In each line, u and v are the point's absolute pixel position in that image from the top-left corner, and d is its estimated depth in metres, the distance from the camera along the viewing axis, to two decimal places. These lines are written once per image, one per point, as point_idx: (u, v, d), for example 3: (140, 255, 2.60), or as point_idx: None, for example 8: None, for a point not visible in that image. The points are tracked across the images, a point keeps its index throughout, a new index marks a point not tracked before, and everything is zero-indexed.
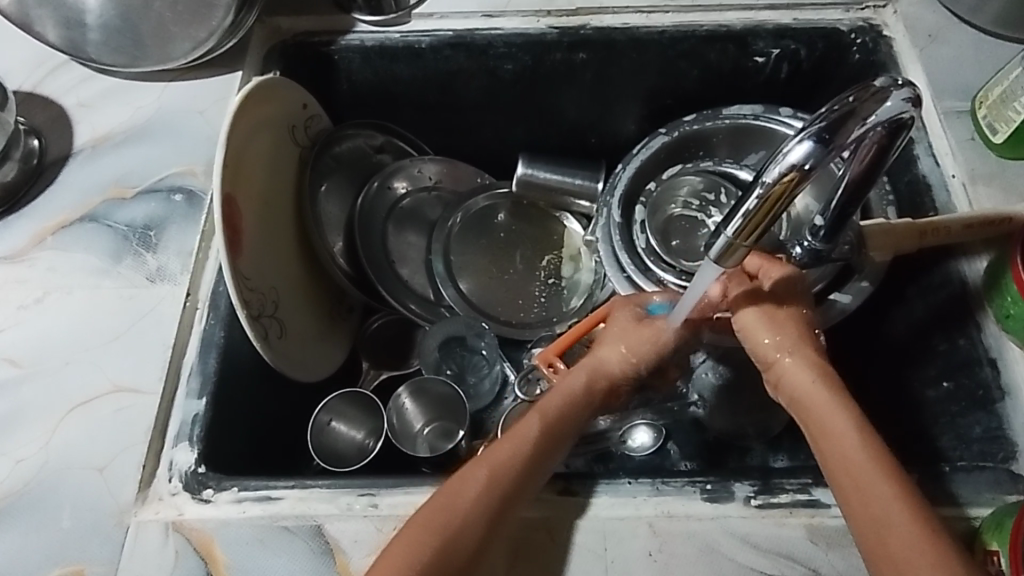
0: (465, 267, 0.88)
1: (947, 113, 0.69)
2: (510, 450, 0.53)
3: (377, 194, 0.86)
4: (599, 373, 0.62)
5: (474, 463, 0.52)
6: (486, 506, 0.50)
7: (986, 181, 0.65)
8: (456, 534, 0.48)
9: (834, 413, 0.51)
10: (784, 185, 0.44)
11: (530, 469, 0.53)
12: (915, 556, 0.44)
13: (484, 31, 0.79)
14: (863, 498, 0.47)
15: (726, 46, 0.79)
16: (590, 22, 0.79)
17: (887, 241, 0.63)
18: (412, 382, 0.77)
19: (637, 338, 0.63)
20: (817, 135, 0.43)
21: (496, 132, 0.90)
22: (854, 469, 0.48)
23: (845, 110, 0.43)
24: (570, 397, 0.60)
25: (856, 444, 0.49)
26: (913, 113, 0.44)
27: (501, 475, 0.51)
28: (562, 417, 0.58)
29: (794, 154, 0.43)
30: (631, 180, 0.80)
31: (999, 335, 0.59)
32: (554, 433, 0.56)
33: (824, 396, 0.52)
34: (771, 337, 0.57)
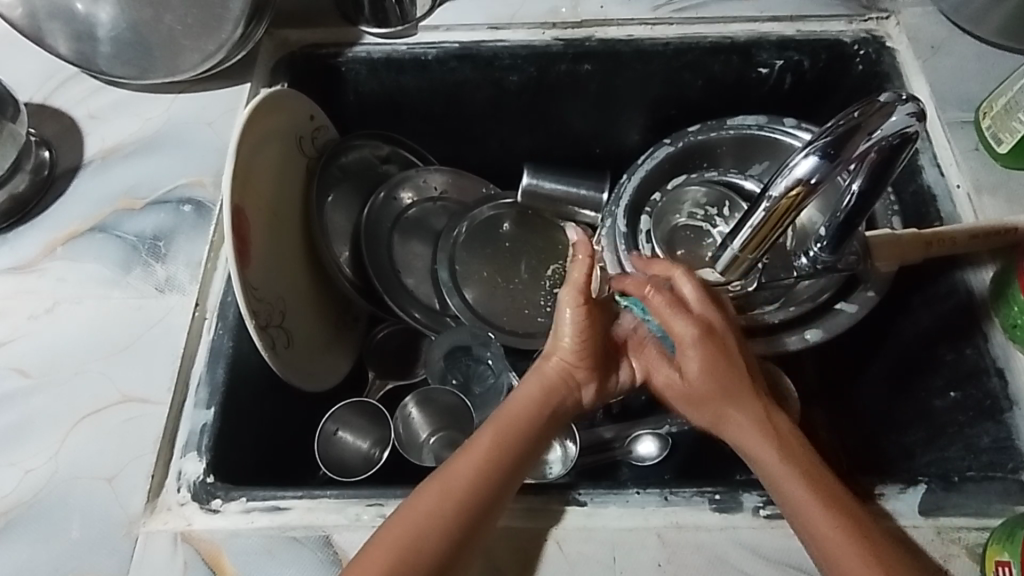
0: (470, 276, 0.89)
1: (951, 123, 0.70)
2: (467, 462, 0.51)
3: (384, 205, 0.87)
4: (551, 369, 0.57)
5: (428, 483, 0.51)
6: (442, 523, 0.49)
7: (991, 192, 0.65)
8: (411, 551, 0.47)
9: (753, 431, 0.54)
10: (789, 199, 0.47)
11: (491, 479, 0.51)
12: (841, 549, 0.48)
13: (490, 43, 0.80)
14: (796, 512, 0.50)
15: (730, 57, 0.79)
16: (595, 34, 0.80)
17: (893, 251, 0.63)
18: (419, 391, 0.77)
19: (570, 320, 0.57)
20: (823, 150, 0.45)
21: (502, 143, 0.91)
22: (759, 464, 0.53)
23: (850, 125, 0.44)
24: (528, 401, 0.56)
25: (777, 460, 0.52)
26: (918, 128, 0.44)
27: (458, 491, 0.50)
28: (519, 424, 0.54)
29: (799, 169, 0.46)
30: (636, 190, 0.80)
31: (1005, 345, 0.59)
32: (514, 447, 0.53)
33: (732, 408, 0.56)
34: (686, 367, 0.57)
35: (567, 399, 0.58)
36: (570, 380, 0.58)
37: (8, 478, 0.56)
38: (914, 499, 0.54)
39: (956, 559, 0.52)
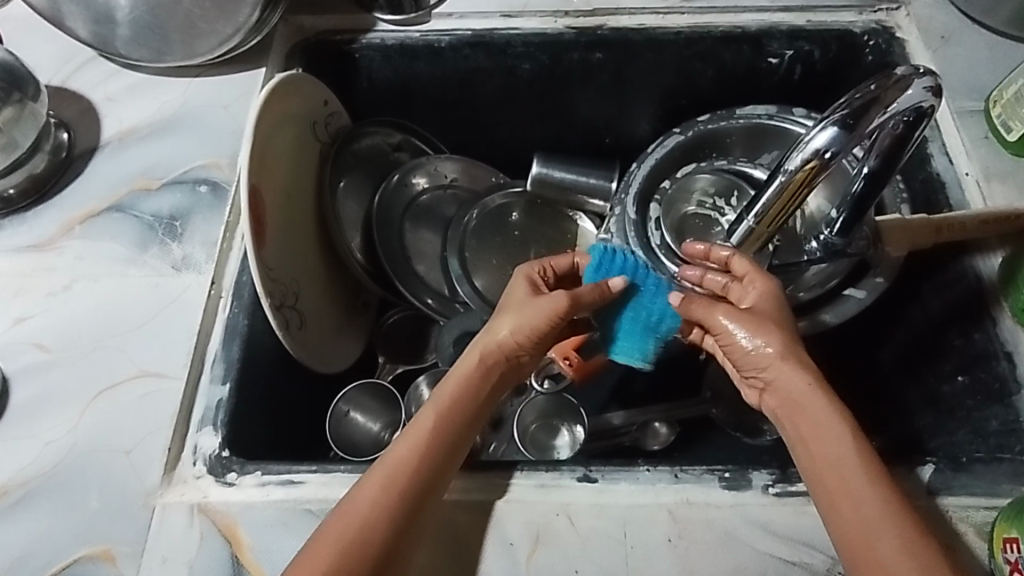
0: (480, 265, 0.90)
1: (961, 112, 0.70)
2: (404, 449, 0.52)
3: (395, 190, 0.88)
4: (496, 350, 0.59)
5: (370, 472, 0.52)
6: (383, 513, 0.50)
7: (1000, 179, 0.66)
8: (355, 544, 0.48)
9: (831, 417, 0.51)
10: (807, 170, 0.50)
11: (428, 461, 0.53)
12: (889, 545, 0.46)
13: (503, 31, 0.80)
14: (859, 520, 0.47)
15: (740, 47, 0.80)
16: (607, 22, 0.80)
17: (903, 236, 0.64)
18: (434, 373, 0.78)
19: (534, 316, 0.59)
20: (841, 123, 0.47)
21: (512, 132, 0.92)
22: (840, 467, 0.49)
23: (867, 98, 0.47)
24: (463, 375, 0.58)
25: (850, 449, 0.50)
26: (933, 102, 0.46)
27: (398, 476, 0.51)
28: (457, 403, 0.56)
29: (816, 141, 0.49)
30: (645, 179, 0.82)
31: (1014, 329, 0.60)
32: (452, 425, 0.55)
33: (818, 404, 0.51)
34: (765, 341, 0.53)
35: (504, 369, 0.60)
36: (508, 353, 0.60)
37: (28, 450, 0.57)
38: (923, 479, 0.54)
39: (965, 538, 0.52)
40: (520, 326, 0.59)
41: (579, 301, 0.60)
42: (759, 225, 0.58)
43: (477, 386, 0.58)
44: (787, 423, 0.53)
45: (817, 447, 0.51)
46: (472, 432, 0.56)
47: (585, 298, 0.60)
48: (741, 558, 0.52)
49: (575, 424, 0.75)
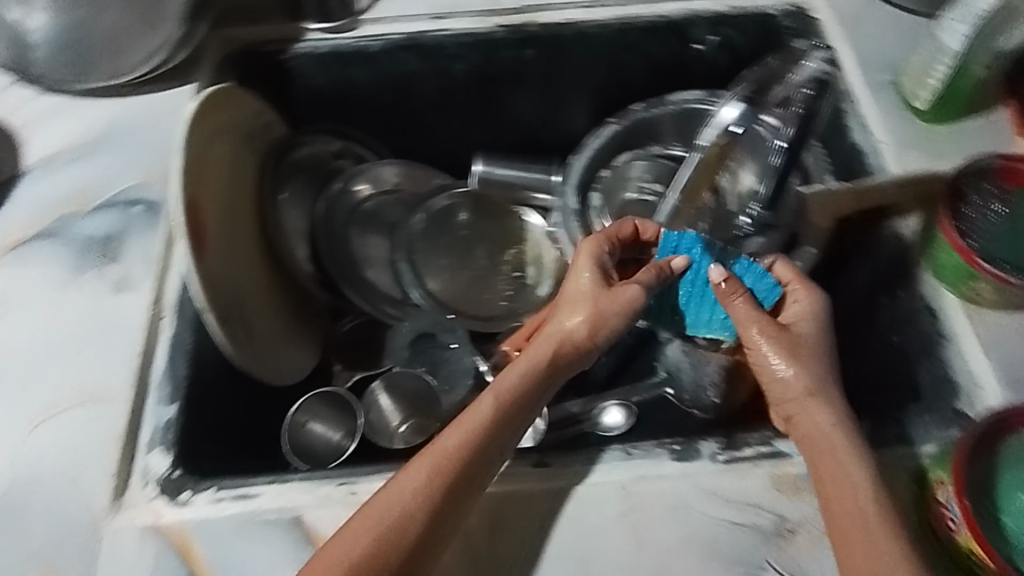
0: (432, 269, 0.93)
1: (876, 85, 0.73)
2: (451, 438, 0.53)
3: (338, 196, 0.88)
4: (563, 339, 0.59)
5: (417, 457, 0.53)
6: (425, 503, 0.50)
7: (916, 146, 0.69)
8: (395, 530, 0.49)
9: (853, 464, 0.52)
10: (723, 137, 0.72)
11: (476, 455, 0.53)
12: None
13: (433, 33, 0.81)
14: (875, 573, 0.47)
15: (666, 36, 0.82)
16: (536, 19, 0.82)
17: (827, 208, 0.70)
18: (385, 376, 0.84)
19: (608, 306, 0.60)
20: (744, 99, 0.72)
21: (452, 133, 0.93)
22: (854, 518, 0.49)
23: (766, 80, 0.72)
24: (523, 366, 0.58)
25: (868, 496, 0.50)
26: (823, 76, 0.68)
27: (444, 467, 0.52)
28: (518, 396, 0.56)
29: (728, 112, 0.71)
30: (585, 169, 0.84)
31: (934, 286, 0.64)
32: (506, 420, 0.55)
33: (845, 454, 0.52)
34: (797, 372, 0.56)
35: (565, 362, 0.59)
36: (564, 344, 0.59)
37: None
38: None
39: (900, 485, 0.55)
40: (592, 314, 0.60)
41: (647, 286, 0.62)
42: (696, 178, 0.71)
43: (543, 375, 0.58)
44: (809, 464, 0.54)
45: (838, 493, 0.51)
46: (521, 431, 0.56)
47: (646, 278, 0.62)
48: (693, 525, 0.54)
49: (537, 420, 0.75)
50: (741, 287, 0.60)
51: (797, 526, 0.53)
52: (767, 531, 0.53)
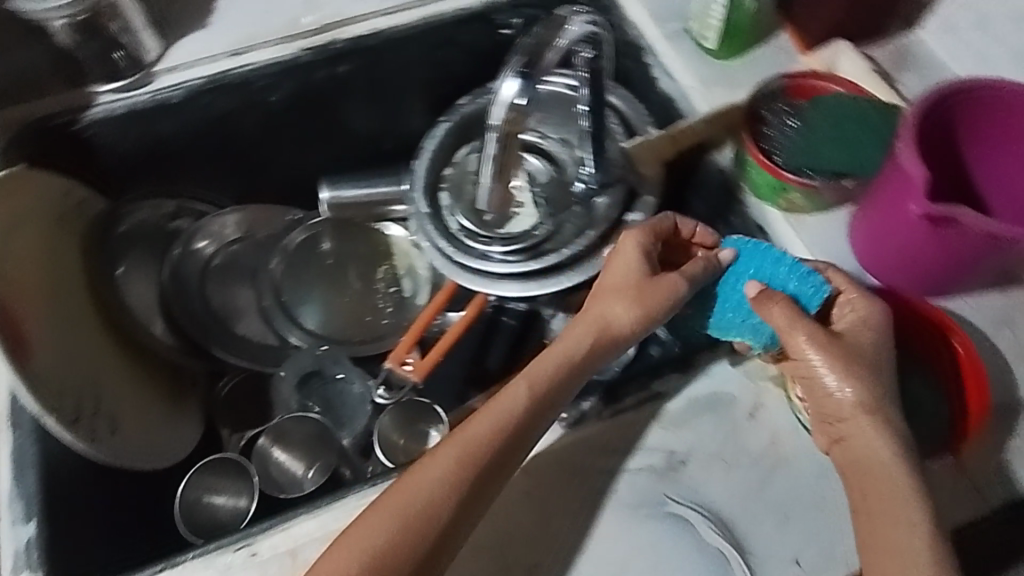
0: (308, 302, 0.92)
1: (670, 35, 0.77)
2: (481, 423, 0.55)
3: (182, 259, 0.86)
4: (604, 325, 0.61)
5: (446, 442, 0.55)
6: (454, 490, 0.53)
7: (717, 83, 0.74)
8: (418, 519, 0.51)
9: (881, 462, 0.53)
10: (509, 122, 0.64)
11: (502, 444, 0.55)
12: None
13: (237, 69, 0.77)
14: None
15: (473, 26, 0.82)
16: (340, 35, 0.80)
17: (649, 154, 0.72)
18: (270, 431, 0.79)
19: (653, 297, 0.61)
20: (521, 73, 0.59)
21: (292, 164, 0.90)
22: (899, 553, 0.50)
23: (532, 45, 0.59)
24: (563, 350, 0.59)
25: (918, 534, 0.51)
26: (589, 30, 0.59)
27: (473, 454, 0.54)
28: (553, 382, 0.58)
29: (507, 90, 0.60)
30: (429, 171, 0.83)
31: (758, 204, 0.69)
32: (536, 409, 0.57)
33: (897, 485, 0.53)
34: (853, 390, 0.55)
35: (600, 350, 0.61)
36: (603, 331, 0.61)
37: None
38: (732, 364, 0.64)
39: (768, 393, 0.62)
40: (632, 302, 0.61)
41: (690, 280, 0.62)
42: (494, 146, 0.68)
43: (574, 363, 0.59)
44: (852, 492, 0.54)
45: (881, 524, 0.52)
46: (545, 423, 0.58)
47: (689, 268, 0.62)
48: (595, 483, 0.59)
49: (441, 423, 0.77)
50: (774, 299, 0.58)
51: (685, 457, 0.60)
52: (661, 468, 0.59)
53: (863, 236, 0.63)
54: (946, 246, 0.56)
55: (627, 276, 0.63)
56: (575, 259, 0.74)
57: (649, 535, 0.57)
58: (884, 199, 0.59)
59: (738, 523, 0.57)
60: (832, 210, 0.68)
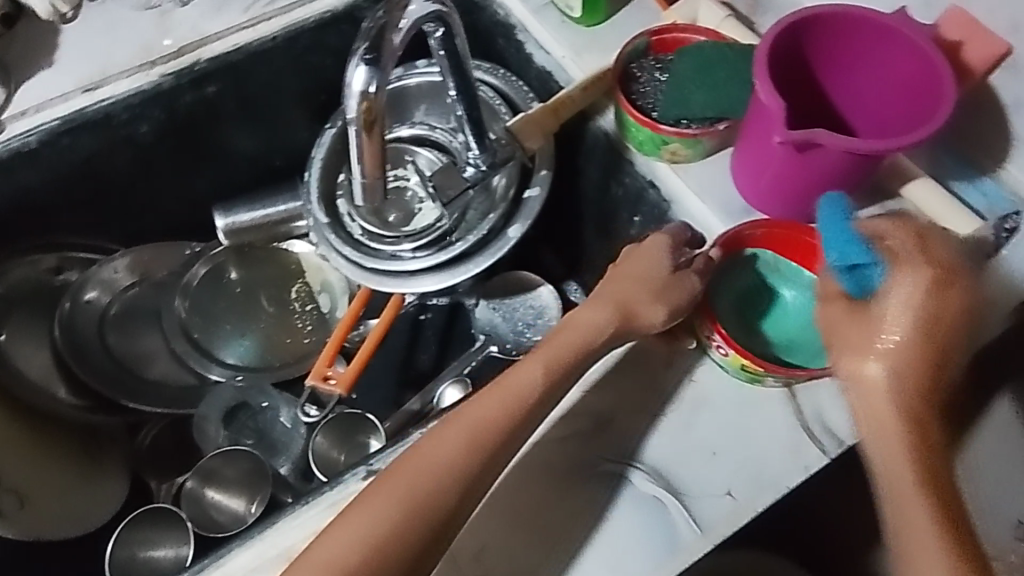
0: (225, 337, 0.89)
1: (535, 9, 0.77)
2: (490, 408, 0.56)
3: (75, 313, 0.85)
4: (625, 318, 0.60)
5: (453, 424, 0.56)
6: (456, 475, 0.54)
7: (587, 50, 0.75)
8: (419, 506, 0.52)
9: (892, 443, 0.54)
10: (365, 110, 0.60)
11: (508, 430, 0.55)
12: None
13: (94, 105, 0.73)
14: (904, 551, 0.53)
15: (340, 27, 0.80)
16: (200, 55, 0.76)
17: (533, 128, 0.72)
18: (198, 472, 0.75)
19: (676, 296, 0.61)
20: (365, 59, 0.57)
21: (178, 197, 0.86)
22: (898, 503, 0.53)
23: (378, 26, 0.56)
24: (583, 333, 0.59)
25: (915, 492, 0.53)
26: (433, 8, 0.58)
27: (480, 440, 0.55)
28: (566, 365, 0.58)
29: (357, 80, 0.58)
30: (322, 179, 0.79)
31: (646, 159, 0.71)
32: (550, 395, 0.57)
33: (900, 441, 0.54)
34: (875, 366, 0.54)
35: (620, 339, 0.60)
36: (625, 324, 0.60)
37: None
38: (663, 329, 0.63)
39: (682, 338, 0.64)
40: (656, 296, 0.60)
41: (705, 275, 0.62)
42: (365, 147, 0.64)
43: (588, 351, 0.59)
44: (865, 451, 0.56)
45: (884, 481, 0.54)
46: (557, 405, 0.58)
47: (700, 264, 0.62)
48: (526, 459, 0.59)
49: (378, 431, 0.76)
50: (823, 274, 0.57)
51: (609, 417, 0.61)
52: (588, 430, 0.60)
53: (744, 173, 0.65)
54: (812, 168, 0.59)
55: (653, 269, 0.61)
56: (482, 245, 0.73)
57: (582, 497, 0.58)
58: (752, 131, 0.62)
59: (670, 467, 0.59)
60: (711, 155, 0.70)
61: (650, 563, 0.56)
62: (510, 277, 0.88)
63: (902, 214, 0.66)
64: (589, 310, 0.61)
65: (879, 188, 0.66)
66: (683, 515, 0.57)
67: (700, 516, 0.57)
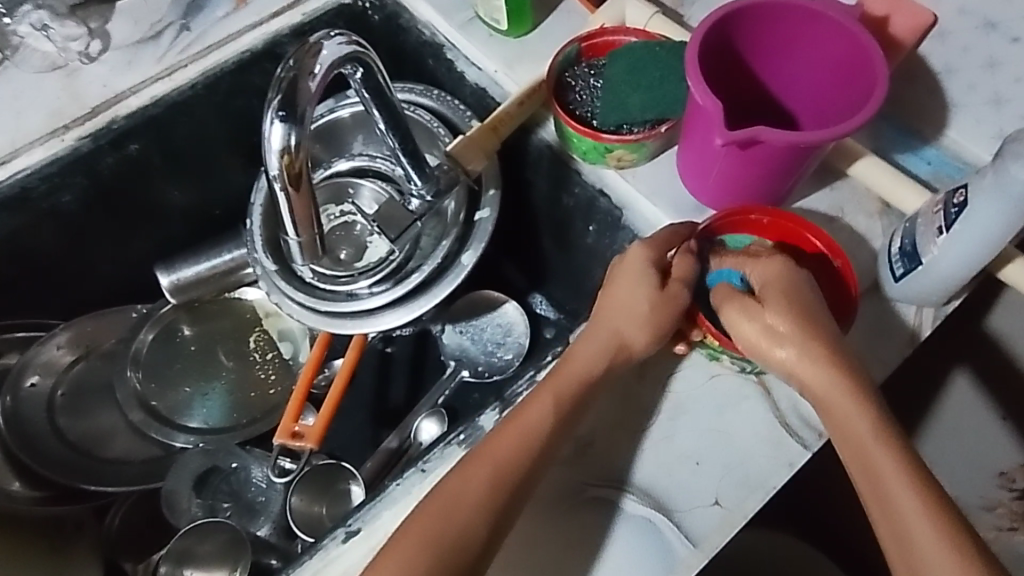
0: (186, 401, 0.85)
1: (462, 25, 0.75)
2: (506, 442, 0.54)
3: (20, 401, 0.82)
4: (617, 342, 0.58)
5: (473, 463, 0.54)
6: (485, 512, 0.52)
7: (520, 62, 0.73)
8: (452, 547, 0.51)
9: (892, 468, 0.52)
10: (287, 164, 0.57)
11: (528, 460, 0.54)
12: (921, 526, 0.50)
13: (7, 181, 0.69)
14: (892, 503, 0.51)
15: (261, 66, 0.76)
16: (117, 112, 0.72)
17: (473, 150, 0.70)
18: (171, 553, 0.71)
19: (665, 314, 0.58)
20: (280, 113, 0.54)
21: (116, 261, 0.82)
22: (865, 453, 0.53)
23: (290, 77, 0.54)
24: (577, 363, 0.58)
25: (874, 438, 0.53)
26: (346, 49, 0.56)
27: (504, 477, 0.53)
28: (572, 390, 0.57)
29: (274, 137, 0.55)
30: (264, 226, 0.75)
31: (592, 168, 0.70)
32: (560, 422, 0.56)
33: (846, 391, 0.54)
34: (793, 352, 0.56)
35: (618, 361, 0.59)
36: (618, 348, 0.58)
37: None
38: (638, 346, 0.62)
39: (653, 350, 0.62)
40: (646, 321, 0.58)
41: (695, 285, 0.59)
42: (294, 203, 0.62)
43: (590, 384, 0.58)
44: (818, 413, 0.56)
45: (841, 431, 0.54)
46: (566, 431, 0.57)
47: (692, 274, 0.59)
48: None
49: (357, 478, 0.74)
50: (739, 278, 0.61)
51: (589, 441, 0.59)
52: (570, 456, 0.59)
53: (693, 175, 0.64)
54: (756, 163, 0.58)
55: (639, 290, 0.59)
56: (440, 273, 0.71)
57: (576, 525, 0.57)
58: (693, 131, 0.61)
59: (657, 484, 0.58)
60: (658, 155, 0.69)
61: None
62: (471, 299, 0.86)
63: (852, 193, 0.66)
64: (587, 343, 0.59)
65: (826, 169, 0.66)
66: (676, 533, 0.56)
67: (693, 530, 0.56)
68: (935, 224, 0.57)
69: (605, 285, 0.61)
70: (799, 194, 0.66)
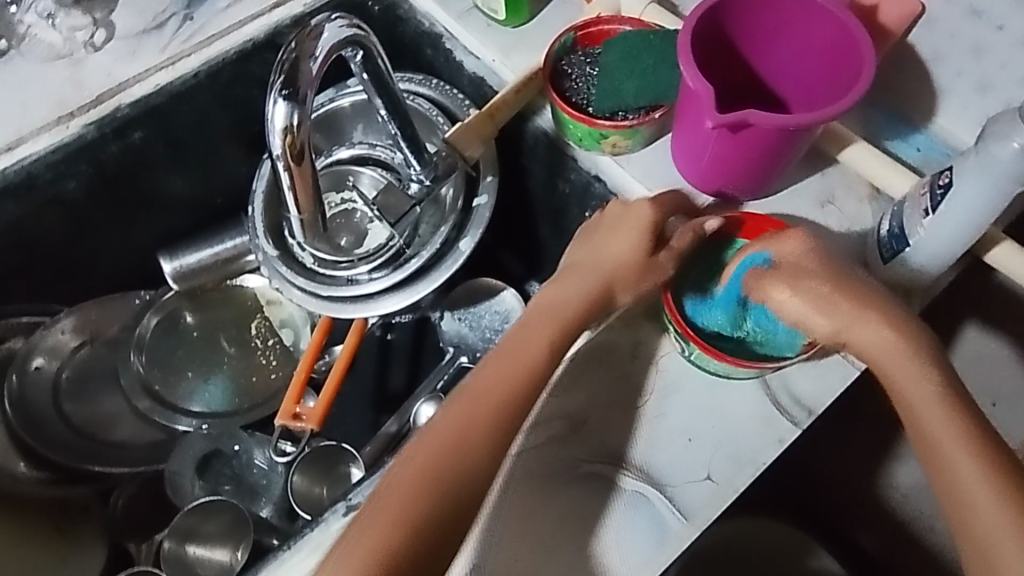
0: (189, 386, 0.86)
1: (460, 15, 0.76)
2: (495, 378, 0.57)
3: (25, 384, 0.83)
4: (599, 291, 0.62)
5: (464, 398, 0.57)
6: (473, 446, 0.54)
7: (517, 51, 0.74)
8: (443, 478, 0.53)
9: (955, 436, 0.54)
10: (289, 143, 0.59)
11: (515, 395, 0.57)
12: (981, 488, 0.53)
13: (14, 167, 0.70)
14: (951, 467, 0.54)
15: (263, 55, 0.77)
16: (121, 101, 0.73)
17: (471, 136, 0.71)
18: (175, 531, 0.73)
19: (647, 268, 0.62)
20: (283, 93, 0.56)
21: (120, 248, 0.84)
22: (929, 421, 0.55)
23: (292, 59, 0.56)
24: (560, 308, 0.61)
25: (938, 406, 0.55)
26: (346, 33, 0.57)
27: (489, 412, 0.56)
28: (558, 330, 0.60)
29: (278, 116, 0.57)
30: (266, 212, 0.77)
31: (588, 155, 0.71)
32: (546, 358, 0.59)
33: (909, 362, 0.56)
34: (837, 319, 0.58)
35: (599, 309, 0.62)
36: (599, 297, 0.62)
37: None
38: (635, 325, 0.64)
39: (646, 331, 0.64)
40: (628, 273, 0.62)
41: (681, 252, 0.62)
42: (296, 183, 0.63)
43: (568, 325, 0.61)
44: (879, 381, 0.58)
45: (902, 399, 0.56)
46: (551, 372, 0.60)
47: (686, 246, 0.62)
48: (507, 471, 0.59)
49: (358, 460, 0.75)
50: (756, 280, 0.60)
51: (583, 419, 0.61)
52: (564, 434, 0.61)
53: (686, 159, 0.65)
54: (748, 145, 0.60)
55: (624, 243, 0.62)
56: (438, 258, 0.72)
57: (569, 500, 0.58)
58: (686, 115, 0.62)
59: (650, 461, 0.59)
60: (653, 142, 0.70)
61: (639, 558, 0.56)
62: (472, 284, 0.86)
63: (842, 178, 0.67)
64: (563, 289, 0.62)
65: (817, 155, 0.68)
66: (668, 507, 0.57)
67: (684, 504, 0.57)
68: (921, 206, 0.58)
69: (591, 240, 0.65)
70: (790, 178, 0.67)
